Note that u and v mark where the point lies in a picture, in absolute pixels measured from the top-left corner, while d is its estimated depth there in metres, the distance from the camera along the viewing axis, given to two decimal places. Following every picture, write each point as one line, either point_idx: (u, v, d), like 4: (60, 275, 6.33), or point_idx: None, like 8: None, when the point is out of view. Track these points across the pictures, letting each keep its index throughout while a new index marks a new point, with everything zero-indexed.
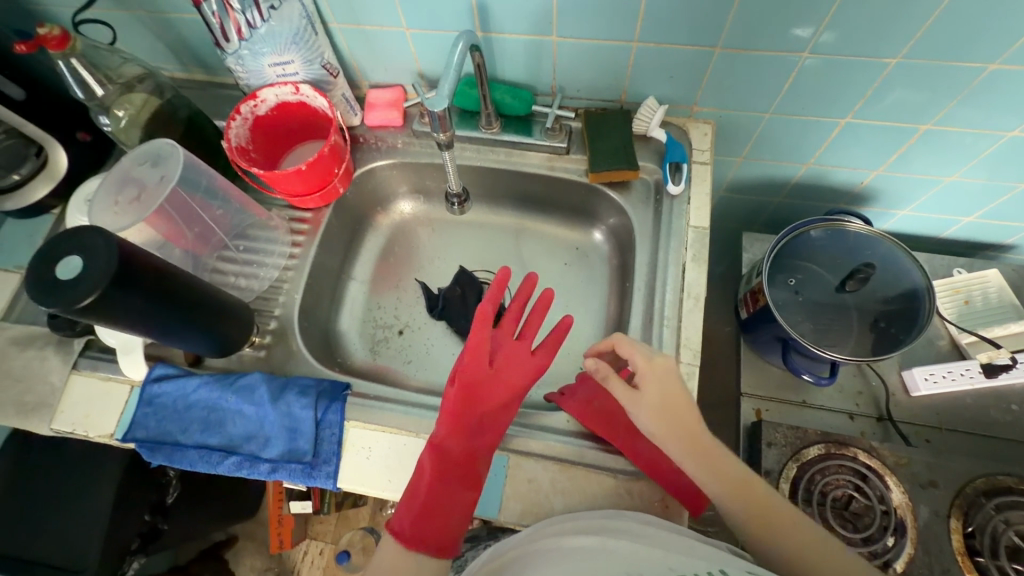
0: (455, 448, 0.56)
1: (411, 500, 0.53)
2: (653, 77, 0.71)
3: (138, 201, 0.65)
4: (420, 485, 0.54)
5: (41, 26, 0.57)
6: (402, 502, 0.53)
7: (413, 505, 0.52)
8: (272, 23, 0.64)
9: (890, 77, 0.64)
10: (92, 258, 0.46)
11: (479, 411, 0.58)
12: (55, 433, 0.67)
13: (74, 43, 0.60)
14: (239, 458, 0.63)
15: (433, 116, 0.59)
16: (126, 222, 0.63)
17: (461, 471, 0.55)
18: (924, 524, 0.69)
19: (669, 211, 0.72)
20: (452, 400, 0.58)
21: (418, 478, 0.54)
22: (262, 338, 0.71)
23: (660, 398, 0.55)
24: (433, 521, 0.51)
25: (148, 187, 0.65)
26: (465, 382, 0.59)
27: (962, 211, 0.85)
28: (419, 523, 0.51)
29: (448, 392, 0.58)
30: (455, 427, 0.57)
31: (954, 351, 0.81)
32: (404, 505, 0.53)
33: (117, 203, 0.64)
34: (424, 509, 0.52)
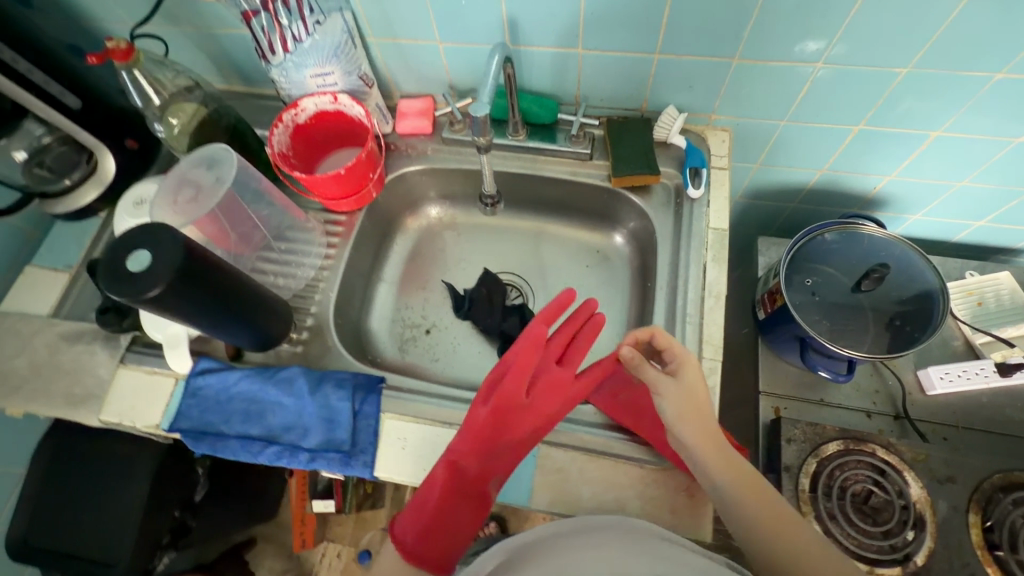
0: (471, 469, 0.57)
1: (417, 512, 0.53)
2: (673, 86, 0.74)
3: (194, 201, 0.69)
4: (428, 499, 0.54)
5: (110, 39, 0.62)
6: (407, 510, 0.54)
7: (419, 518, 0.53)
8: (317, 36, 0.68)
9: (901, 86, 0.67)
10: (160, 253, 0.50)
11: (505, 436, 0.60)
12: (102, 424, 0.70)
13: (137, 56, 0.64)
14: (279, 447, 0.66)
15: (474, 120, 0.62)
16: (186, 220, 0.67)
17: (472, 491, 0.56)
18: (943, 518, 0.71)
19: (689, 214, 0.75)
20: (483, 421, 0.59)
21: (427, 491, 0.55)
22: (299, 334, 0.74)
23: (692, 390, 0.58)
24: (435, 537, 0.52)
25: (204, 188, 0.69)
26: (498, 405, 0.60)
27: (973, 215, 0.87)
28: (421, 539, 0.51)
29: (480, 411, 0.59)
30: (478, 447, 0.58)
31: (968, 351, 0.83)
32: (409, 516, 0.53)
33: (177, 202, 0.68)
34: (429, 524, 0.52)
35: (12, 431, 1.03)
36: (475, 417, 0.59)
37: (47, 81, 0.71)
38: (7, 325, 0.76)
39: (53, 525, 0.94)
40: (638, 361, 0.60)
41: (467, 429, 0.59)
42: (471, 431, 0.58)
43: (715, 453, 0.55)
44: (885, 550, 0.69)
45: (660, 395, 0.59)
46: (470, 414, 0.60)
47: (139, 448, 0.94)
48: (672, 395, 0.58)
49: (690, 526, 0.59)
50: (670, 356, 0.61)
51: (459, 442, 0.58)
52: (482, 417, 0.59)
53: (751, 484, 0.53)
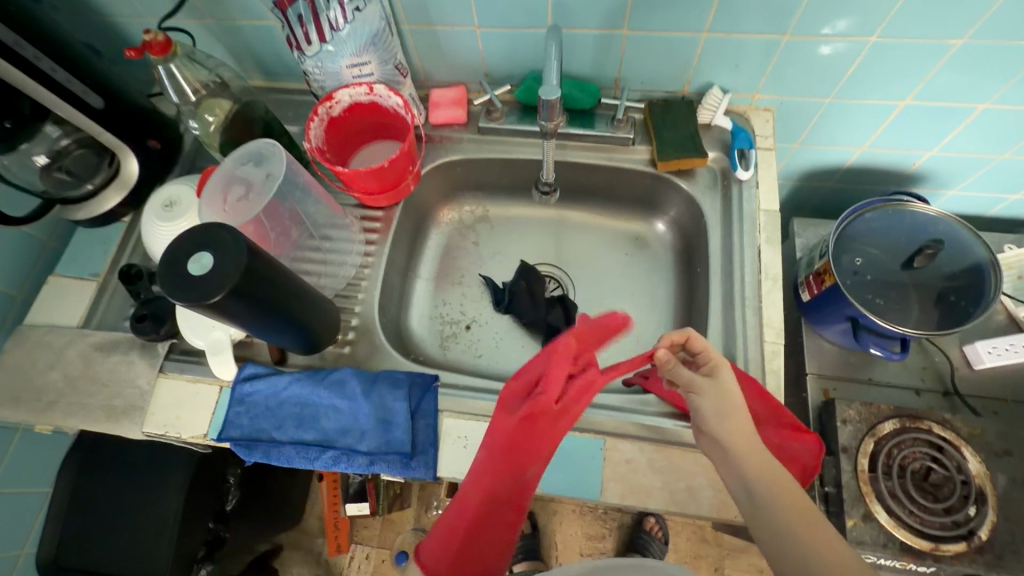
0: (501, 489, 0.54)
1: (444, 538, 0.51)
2: (718, 67, 0.73)
3: (245, 199, 0.66)
4: (457, 526, 0.52)
5: (147, 33, 0.61)
6: (435, 534, 0.52)
7: (449, 547, 0.51)
8: (355, 24, 0.65)
9: (953, 59, 0.66)
10: (224, 255, 0.47)
11: (535, 451, 0.56)
12: (145, 436, 0.67)
13: (175, 48, 0.63)
14: (336, 452, 0.64)
15: (543, 105, 0.61)
16: (240, 218, 0.65)
17: (504, 514, 0.54)
18: (1004, 492, 0.70)
19: (738, 196, 0.74)
20: (512, 436, 0.56)
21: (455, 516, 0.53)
22: (345, 335, 0.72)
23: (728, 393, 0.55)
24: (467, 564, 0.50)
25: (255, 185, 0.67)
26: (529, 414, 0.56)
27: (1009, 189, 0.87)
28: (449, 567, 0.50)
29: (510, 422, 0.56)
30: (507, 465, 0.55)
31: (1011, 324, 0.83)
32: (436, 543, 0.51)
33: (226, 202, 0.66)
34: (460, 552, 0.51)
35: (35, 448, 0.99)
36: (503, 431, 0.56)
37: (69, 79, 0.66)
38: (37, 337, 0.72)
39: (84, 544, 0.91)
40: (673, 363, 0.58)
41: (495, 445, 0.56)
42: (498, 447, 0.56)
43: (749, 454, 0.52)
44: (948, 526, 0.69)
45: (697, 395, 0.57)
46: (500, 425, 0.57)
47: (172, 459, 0.91)
48: (715, 392, 0.56)
49: None
50: (703, 358, 0.60)
51: (488, 460, 0.55)
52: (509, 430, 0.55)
53: (785, 488, 0.49)
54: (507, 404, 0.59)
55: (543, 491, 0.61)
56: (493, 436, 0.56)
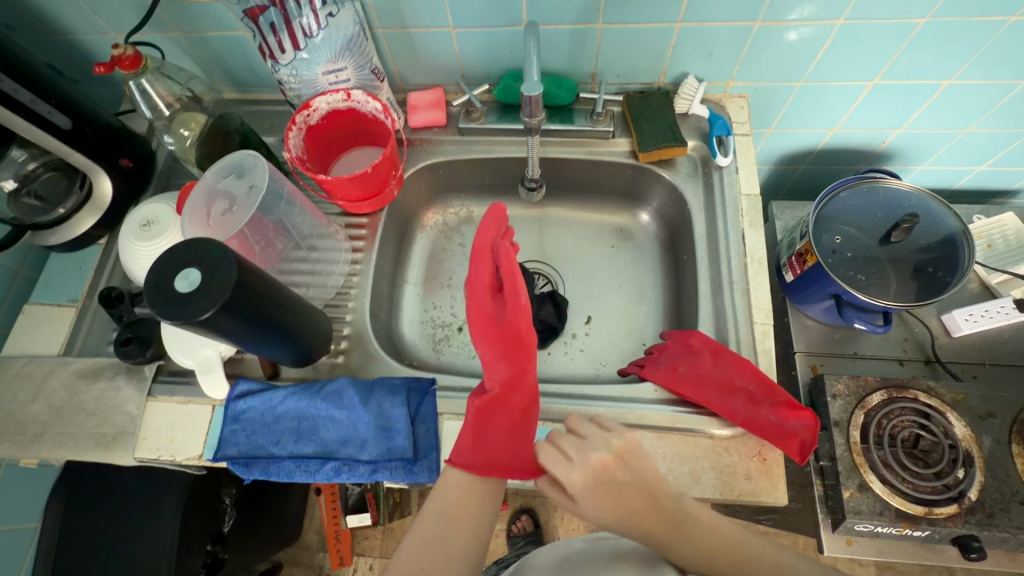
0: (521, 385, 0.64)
1: (469, 441, 0.59)
2: (693, 56, 0.74)
3: (228, 213, 0.66)
4: (485, 427, 0.60)
5: (116, 48, 0.60)
6: (458, 445, 0.59)
7: (478, 446, 0.58)
8: (329, 30, 0.65)
9: (917, 37, 0.68)
10: (214, 270, 0.46)
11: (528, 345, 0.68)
12: (138, 462, 0.66)
13: (146, 62, 0.62)
14: (337, 462, 0.63)
15: (525, 101, 0.61)
16: (225, 232, 0.64)
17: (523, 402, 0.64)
18: (989, 452, 0.73)
19: (720, 182, 0.75)
20: (503, 339, 0.67)
21: (479, 421, 0.61)
22: (337, 344, 0.71)
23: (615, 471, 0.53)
24: (503, 457, 0.58)
25: (239, 199, 0.66)
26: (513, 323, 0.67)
27: (975, 161, 0.90)
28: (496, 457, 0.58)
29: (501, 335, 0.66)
30: (518, 362, 0.65)
31: (985, 292, 0.87)
32: (464, 448, 0.58)
33: (210, 217, 0.65)
34: (498, 448, 0.59)
35: (16, 483, 0.95)
36: (496, 339, 0.67)
37: (34, 101, 0.64)
38: (15, 369, 0.70)
39: None
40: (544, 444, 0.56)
41: (496, 352, 0.66)
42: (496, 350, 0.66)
43: (647, 510, 0.51)
44: (940, 490, 0.71)
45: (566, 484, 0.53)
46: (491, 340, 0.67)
47: (164, 485, 0.89)
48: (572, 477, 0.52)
49: (767, 489, 0.60)
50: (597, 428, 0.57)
51: (506, 365, 0.65)
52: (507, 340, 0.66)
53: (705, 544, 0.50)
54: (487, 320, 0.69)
55: None
56: (486, 347, 0.67)
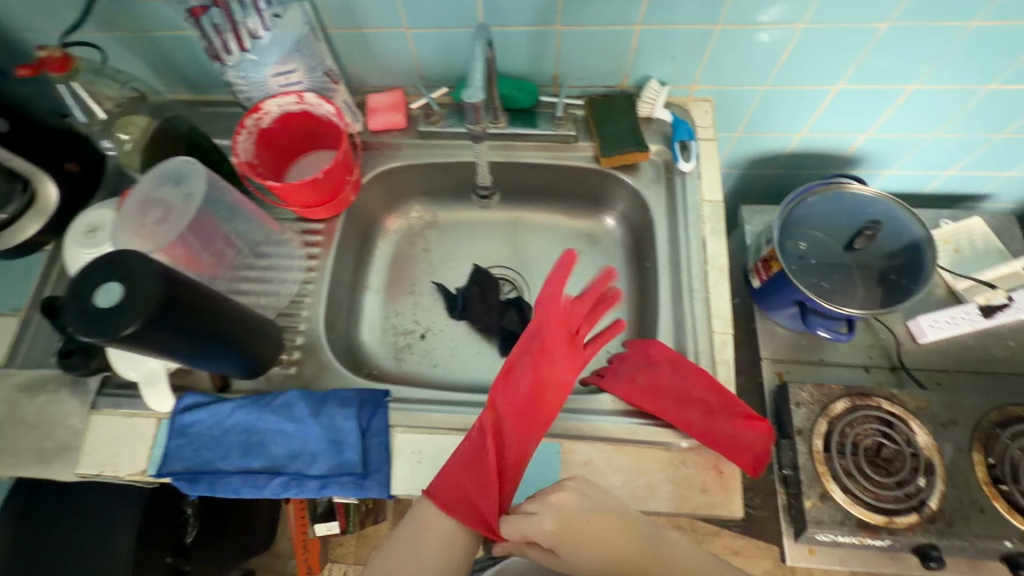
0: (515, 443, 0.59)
1: (457, 477, 0.56)
2: (656, 59, 0.72)
3: (164, 222, 0.63)
4: (468, 469, 0.57)
5: (43, 50, 0.58)
6: (442, 475, 0.57)
7: (454, 482, 0.56)
8: (275, 31, 0.63)
9: (880, 42, 0.67)
10: (136, 286, 0.44)
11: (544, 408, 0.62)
12: (80, 478, 0.63)
13: (75, 64, 0.61)
14: (285, 478, 0.61)
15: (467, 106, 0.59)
16: (155, 242, 0.61)
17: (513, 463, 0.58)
18: (951, 460, 0.73)
19: (682, 188, 0.74)
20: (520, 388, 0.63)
21: (468, 464, 0.57)
22: (290, 355, 0.70)
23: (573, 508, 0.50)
24: (471, 503, 0.54)
25: (174, 207, 0.63)
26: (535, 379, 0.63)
27: (943, 166, 0.90)
28: (457, 496, 0.55)
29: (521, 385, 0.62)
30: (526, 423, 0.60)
31: (951, 297, 0.87)
32: (445, 482, 0.56)
33: (144, 225, 0.63)
34: (472, 489, 0.55)
35: None
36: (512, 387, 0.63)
37: None
38: None
39: None
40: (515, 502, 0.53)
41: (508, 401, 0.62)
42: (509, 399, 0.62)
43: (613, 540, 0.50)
44: (901, 499, 0.71)
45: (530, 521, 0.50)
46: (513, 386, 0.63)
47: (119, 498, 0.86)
48: (544, 523, 0.50)
49: (723, 502, 0.59)
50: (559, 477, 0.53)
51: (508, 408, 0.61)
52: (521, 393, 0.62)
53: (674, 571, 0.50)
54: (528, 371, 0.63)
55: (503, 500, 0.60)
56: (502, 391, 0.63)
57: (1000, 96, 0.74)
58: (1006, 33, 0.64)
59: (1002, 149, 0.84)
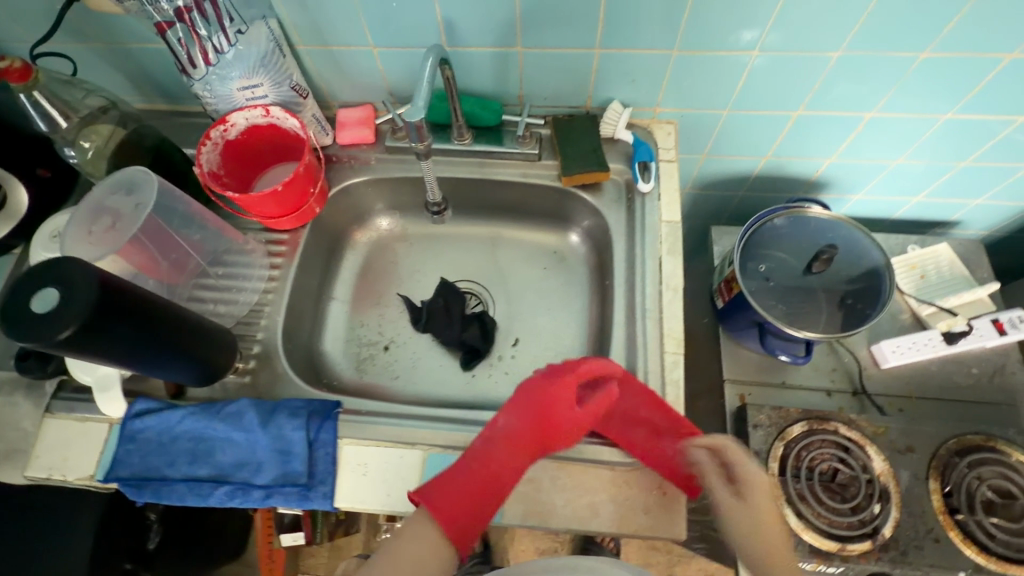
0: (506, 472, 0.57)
1: (449, 487, 0.54)
2: (616, 82, 0.73)
3: (112, 230, 0.65)
4: (471, 495, 0.54)
5: (4, 60, 0.59)
6: (437, 484, 0.55)
7: (457, 504, 0.53)
8: (240, 47, 0.64)
9: (835, 70, 0.68)
10: (71, 292, 0.45)
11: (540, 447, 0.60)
12: (28, 480, 0.64)
13: (36, 75, 0.61)
14: (230, 487, 0.62)
15: (409, 126, 0.61)
16: (99, 250, 0.63)
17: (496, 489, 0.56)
18: (906, 488, 0.72)
19: (641, 208, 0.75)
20: (540, 427, 0.59)
21: (473, 492, 0.54)
22: (245, 363, 0.70)
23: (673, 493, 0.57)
24: (459, 520, 0.53)
25: (122, 215, 0.65)
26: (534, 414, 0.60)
27: (910, 192, 0.90)
28: (448, 506, 0.53)
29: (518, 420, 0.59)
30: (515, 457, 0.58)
31: (915, 323, 0.86)
32: (442, 498, 0.53)
33: (92, 232, 0.65)
34: (461, 502, 0.54)
35: None
36: (534, 425, 0.59)
37: None
38: None
39: None
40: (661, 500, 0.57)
41: (529, 439, 0.59)
42: (530, 438, 0.59)
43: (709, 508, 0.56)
44: (855, 526, 0.70)
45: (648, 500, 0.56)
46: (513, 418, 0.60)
47: (70, 518, 0.81)
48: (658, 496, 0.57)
49: (665, 524, 0.59)
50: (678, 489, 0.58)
51: (506, 436, 0.58)
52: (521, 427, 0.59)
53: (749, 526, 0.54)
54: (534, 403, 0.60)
55: None
56: (521, 424, 0.59)
57: (958, 125, 0.74)
58: (956, 65, 0.65)
59: (967, 177, 0.84)
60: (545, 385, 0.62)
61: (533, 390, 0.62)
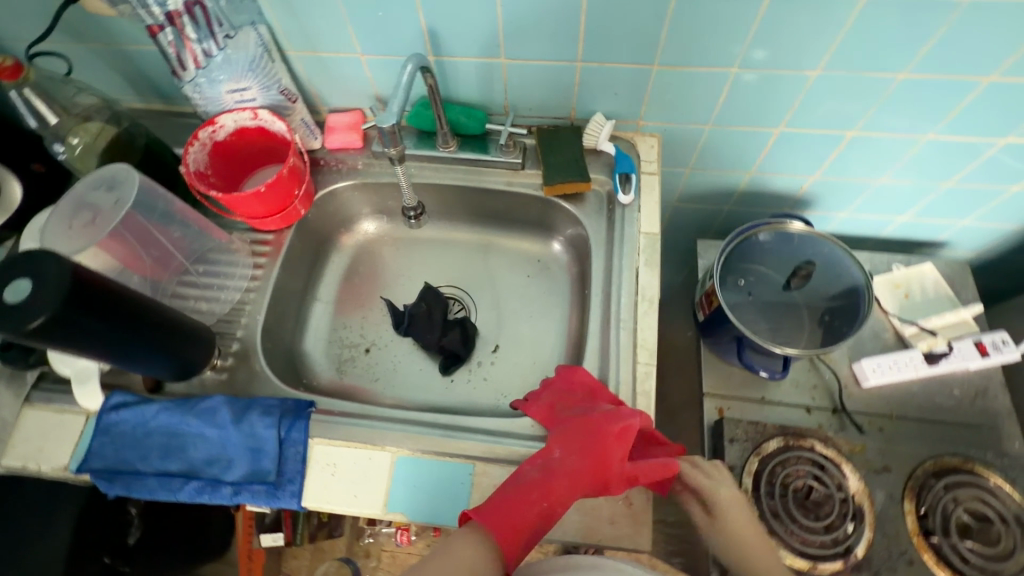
0: (558, 502, 0.54)
1: (504, 506, 0.52)
2: (599, 95, 0.74)
3: (92, 225, 0.66)
4: (525, 518, 0.52)
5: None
6: (491, 502, 0.52)
7: (515, 530, 0.51)
8: (229, 51, 0.66)
9: (815, 88, 0.68)
10: (44, 282, 0.46)
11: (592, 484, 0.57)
12: (3, 469, 0.65)
13: (26, 73, 0.64)
14: (201, 482, 0.62)
15: (383, 133, 0.63)
16: (78, 245, 0.65)
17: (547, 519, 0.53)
18: (881, 508, 0.72)
19: (621, 219, 0.76)
20: (597, 470, 0.57)
21: (531, 523, 0.52)
22: (223, 361, 0.71)
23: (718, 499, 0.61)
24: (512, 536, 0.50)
25: (102, 211, 0.67)
26: (590, 452, 0.57)
27: (895, 211, 0.90)
28: (503, 524, 0.51)
29: (573, 456, 0.57)
30: (569, 489, 0.55)
31: (898, 342, 0.86)
32: (495, 515, 0.51)
33: (72, 227, 0.66)
34: (516, 523, 0.51)
35: None
36: (592, 464, 0.57)
37: None
38: None
39: None
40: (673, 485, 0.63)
41: (586, 479, 0.56)
42: (587, 479, 0.56)
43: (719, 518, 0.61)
44: (828, 545, 0.70)
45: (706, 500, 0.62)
46: (570, 453, 0.57)
47: (49, 508, 0.81)
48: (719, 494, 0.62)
49: (630, 535, 0.59)
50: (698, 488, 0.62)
51: (561, 468, 0.56)
52: (577, 463, 0.56)
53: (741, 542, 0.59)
54: (592, 437, 0.58)
55: (411, 521, 0.60)
56: (581, 461, 0.57)
57: (940, 145, 0.74)
58: (932, 87, 0.66)
59: (951, 198, 0.85)
60: (605, 425, 0.59)
61: (592, 427, 0.59)
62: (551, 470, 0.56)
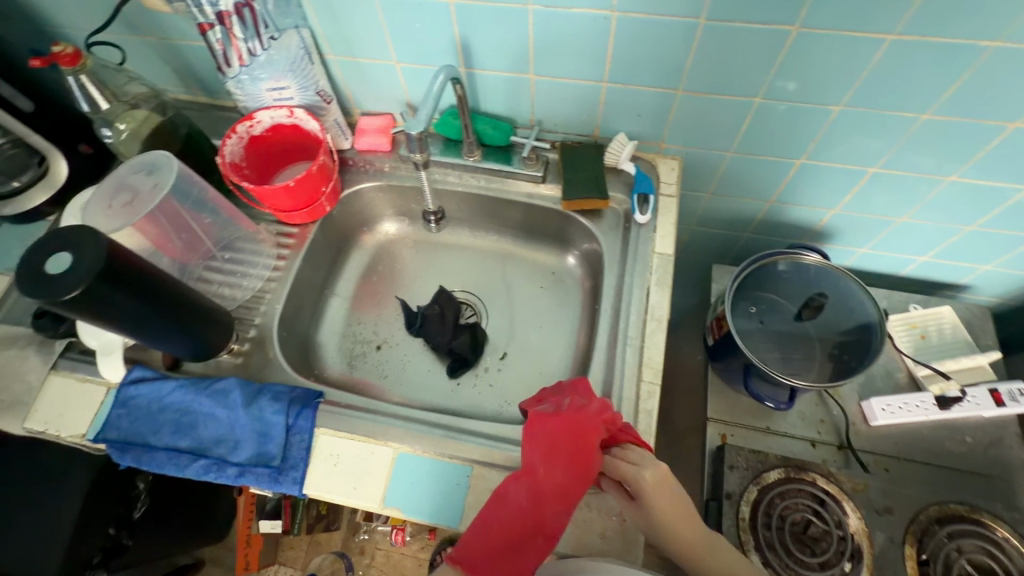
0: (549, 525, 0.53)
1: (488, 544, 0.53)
2: (623, 115, 0.76)
3: (129, 206, 0.70)
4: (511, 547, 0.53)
5: (56, 45, 0.65)
6: (474, 542, 0.53)
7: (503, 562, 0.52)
8: (272, 51, 0.69)
9: (838, 123, 0.69)
10: (81, 256, 0.49)
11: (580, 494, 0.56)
12: (26, 432, 0.68)
13: (84, 60, 0.67)
14: (208, 460, 0.64)
15: (410, 138, 0.66)
16: (115, 224, 0.68)
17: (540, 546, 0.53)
18: (880, 550, 0.71)
19: (636, 238, 0.77)
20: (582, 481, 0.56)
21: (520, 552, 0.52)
22: (240, 346, 0.73)
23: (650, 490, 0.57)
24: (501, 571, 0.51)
25: (140, 193, 0.70)
26: (570, 464, 0.56)
27: (917, 251, 0.89)
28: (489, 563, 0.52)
29: (556, 472, 0.55)
30: (557, 508, 0.54)
31: (911, 383, 0.84)
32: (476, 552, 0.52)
33: (110, 206, 0.70)
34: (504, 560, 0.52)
35: None
36: (576, 476, 0.56)
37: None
38: None
39: None
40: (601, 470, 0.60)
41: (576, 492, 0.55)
42: (579, 490, 0.55)
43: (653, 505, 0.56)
44: None
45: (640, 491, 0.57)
46: (553, 468, 0.56)
47: (64, 474, 0.84)
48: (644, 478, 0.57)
49: (620, 552, 0.59)
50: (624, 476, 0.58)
51: (546, 490, 0.55)
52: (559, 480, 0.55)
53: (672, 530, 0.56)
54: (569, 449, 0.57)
55: (406, 517, 0.62)
56: (568, 478, 0.55)
57: (965, 188, 0.74)
58: (957, 129, 0.66)
59: (974, 242, 0.84)
60: (582, 430, 0.58)
61: (569, 437, 0.57)
62: (536, 495, 0.55)
